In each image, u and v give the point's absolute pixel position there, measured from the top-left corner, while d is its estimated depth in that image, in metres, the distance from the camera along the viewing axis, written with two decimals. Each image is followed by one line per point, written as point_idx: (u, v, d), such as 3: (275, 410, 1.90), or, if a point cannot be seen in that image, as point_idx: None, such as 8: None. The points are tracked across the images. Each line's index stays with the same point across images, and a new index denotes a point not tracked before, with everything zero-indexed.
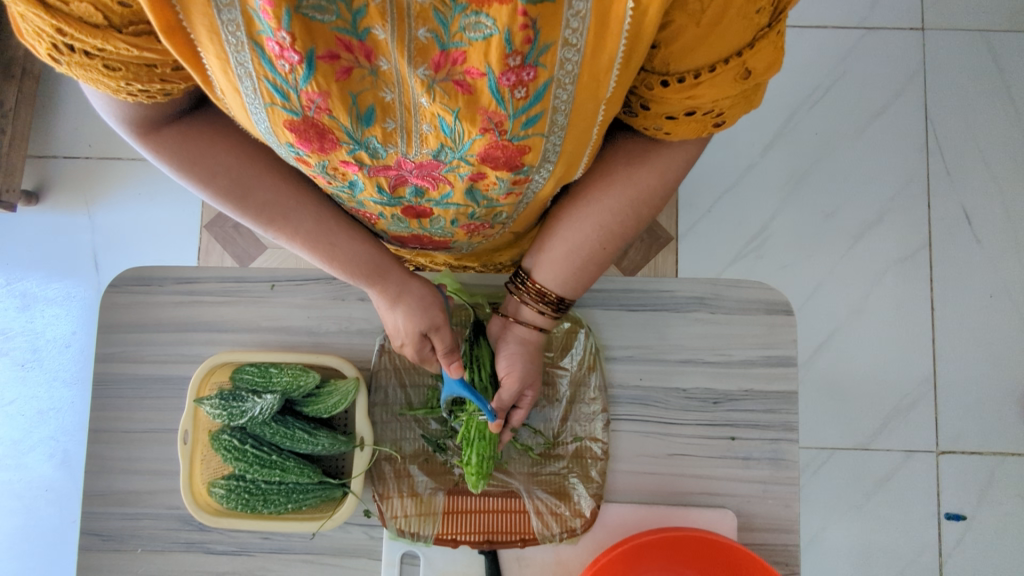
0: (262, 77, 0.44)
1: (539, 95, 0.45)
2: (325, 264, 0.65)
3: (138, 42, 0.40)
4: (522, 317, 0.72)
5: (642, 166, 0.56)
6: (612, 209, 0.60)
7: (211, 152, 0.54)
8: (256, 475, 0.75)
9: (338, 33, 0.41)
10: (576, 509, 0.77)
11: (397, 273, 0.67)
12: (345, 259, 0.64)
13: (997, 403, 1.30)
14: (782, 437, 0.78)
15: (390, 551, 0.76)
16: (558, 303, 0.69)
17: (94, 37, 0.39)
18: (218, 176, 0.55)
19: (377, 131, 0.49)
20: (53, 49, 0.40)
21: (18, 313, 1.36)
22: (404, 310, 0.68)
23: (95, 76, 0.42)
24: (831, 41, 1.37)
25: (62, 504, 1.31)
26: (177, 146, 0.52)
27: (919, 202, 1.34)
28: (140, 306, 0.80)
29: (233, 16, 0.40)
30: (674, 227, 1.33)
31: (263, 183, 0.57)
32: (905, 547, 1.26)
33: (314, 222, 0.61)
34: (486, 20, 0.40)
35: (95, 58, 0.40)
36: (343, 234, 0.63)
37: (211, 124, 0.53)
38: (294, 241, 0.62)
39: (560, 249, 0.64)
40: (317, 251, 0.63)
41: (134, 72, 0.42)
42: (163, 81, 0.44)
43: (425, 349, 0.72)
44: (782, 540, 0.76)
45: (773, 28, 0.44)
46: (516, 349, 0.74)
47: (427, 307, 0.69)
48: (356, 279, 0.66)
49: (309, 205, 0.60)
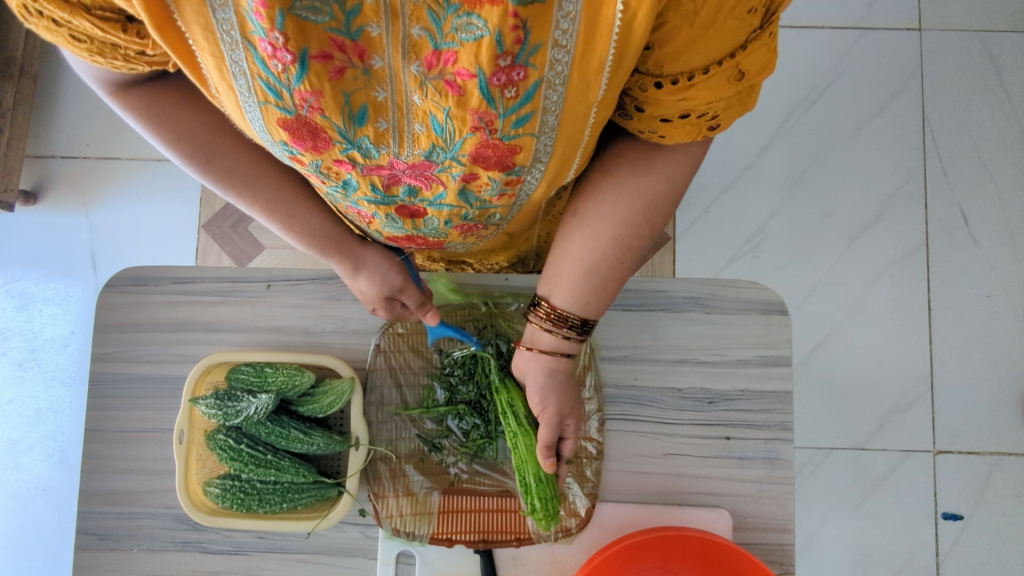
0: (256, 76, 0.44)
1: (529, 95, 0.45)
2: (282, 230, 0.66)
3: (104, 25, 0.40)
4: (543, 345, 0.69)
5: (650, 173, 0.56)
6: (625, 220, 0.59)
7: (179, 116, 0.54)
8: (252, 475, 0.75)
9: (332, 33, 0.41)
10: (571, 509, 0.78)
11: (353, 247, 0.69)
12: (301, 229, 0.65)
13: (995, 403, 1.30)
14: (778, 437, 0.78)
15: (386, 549, 0.76)
16: (581, 325, 0.66)
17: (62, 10, 0.39)
18: (182, 139, 0.55)
19: (369, 131, 0.49)
20: (22, 9, 0.39)
21: (16, 313, 1.36)
22: (367, 278, 0.71)
23: (61, 43, 0.42)
24: (829, 41, 1.37)
25: (59, 503, 1.31)
26: (145, 108, 0.52)
27: (916, 203, 1.34)
28: (137, 306, 0.80)
29: (227, 16, 0.40)
30: (671, 227, 1.34)
31: (229, 151, 0.58)
32: (902, 547, 1.27)
33: (274, 193, 0.62)
34: (477, 21, 0.40)
35: (62, 28, 0.41)
36: (301, 205, 0.64)
37: (182, 89, 0.53)
38: (252, 207, 0.63)
39: (576, 269, 0.62)
40: (272, 218, 0.64)
41: (98, 47, 0.43)
42: (128, 61, 0.45)
43: (396, 308, 0.75)
44: (777, 540, 0.77)
45: (764, 30, 0.45)
46: (552, 387, 0.70)
47: (385, 275, 0.71)
48: (312, 248, 0.68)
49: (272, 175, 0.61)
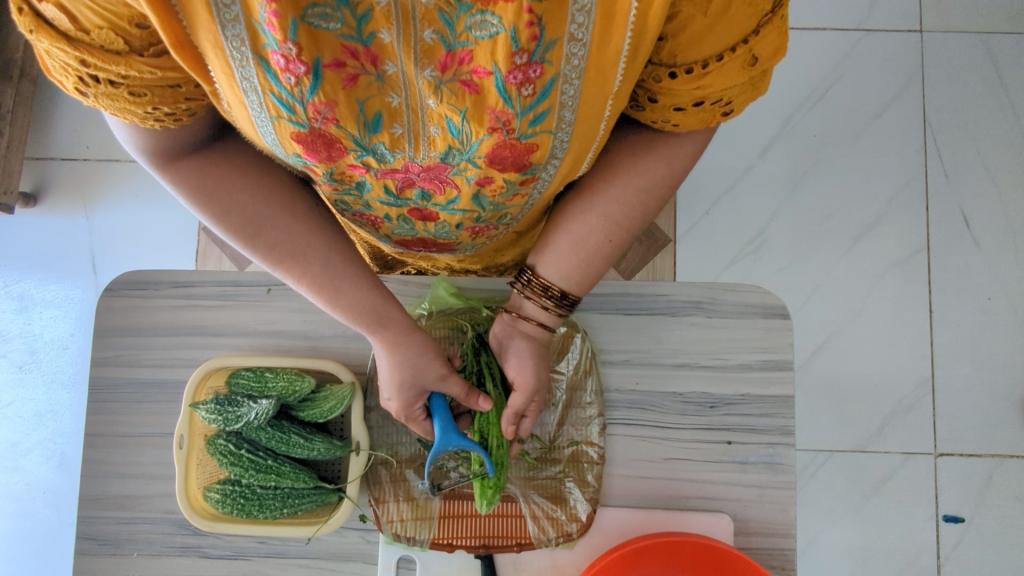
0: (268, 91, 0.44)
1: (546, 92, 0.45)
2: (330, 307, 0.62)
3: (160, 63, 0.41)
4: (525, 312, 0.69)
5: (649, 155, 0.56)
6: (618, 199, 0.60)
7: (226, 187, 0.54)
8: (252, 480, 0.75)
9: (344, 40, 0.41)
10: (571, 514, 0.76)
11: (399, 325, 0.64)
12: (349, 304, 0.61)
13: (996, 406, 1.30)
14: (779, 441, 0.78)
15: (386, 555, 0.77)
16: (562, 297, 0.66)
17: (117, 63, 0.40)
18: (232, 212, 0.55)
19: (384, 136, 0.49)
20: (79, 82, 0.41)
21: (16, 315, 1.36)
22: (398, 364, 0.65)
23: (123, 104, 0.43)
24: (830, 43, 1.37)
25: (59, 506, 1.31)
26: (194, 180, 0.53)
27: (917, 205, 1.34)
28: (136, 310, 0.80)
29: (238, 32, 0.40)
30: (672, 229, 1.33)
31: (277, 220, 0.57)
32: (903, 550, 1.26)
33: (322, 264, 0.59)
34: (492, 19, 0.40)
35: (120, 87, 0.42)
36: (349, 277, 0.60)
37: (228, 159, 0.54)
38: (300, 283, 0.60)
39: (565, 243, 0.63)
40: (321, 294, 0.61)
41: (158, 95, 0.43)
42: (188, 100, 0.45)
43: (414, 406, 0.70)
44: (779, 544, 0.76)
45: (776, 13, 0.44)
46: (525, 350, 0.69)
47: (422, 365, 0.66)
48: (358, 326, 0.63)
49: (319, 248, 0.59)
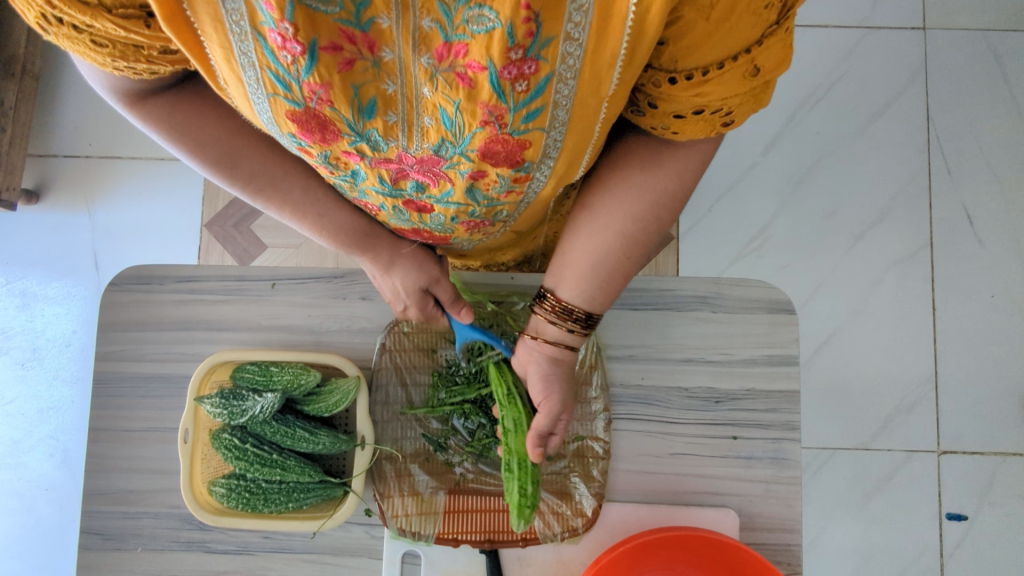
0: (264, 67, 0.44)
1: (540, 89, 0.45)
2: (314, 231, 0.65)
3: (126, 24, 0.40)
4: (547, 335, 0.68)
5: (657, 168, 0.56)
6: (633, 216, 0.59)
7: (198, 120, 0.54)
8: (257, 474, 0.75)
9: (342, 24, 0.40)
10: (577, 509, 0.76)
11: (387, 243, 0.68)
12: (334, 225, 0.64)
13: (999, 403, 1.30)
14: (785, 437, 0.77)
15: (391, 551, 0.76)
16: (586, 319, 0.66)
17: (84, 13, 0.39)
18: (208, 145, 0.55)
19: (377, 124, 0.48)
20: (41, 18, 0.39)
21: (19, 312, 1.36)
22: (400, 271, 0.70)
23: (83, 49, 0.42)
24: (832, 41, 1.37)
25: (62, 503, 1.31)
26: (166, 116, 0.52)
27: (920, 203, 1.34)
28: (139, 304, 0.80)
29: (237, 6, 0.40)
30: (674, 226, 1.33)
31: (257, 151, 0.58)
32: (905, 548, 1.26)
33: (303, 191, 0.61)
34: (489, 13, 0.39)
35: (83, 32, 0.40)
36: (332, 201, 0.63)
37: (200, 94, 0.53)
38: (282, 210, 0.62)
39: (582, 262, 0.63)
40: (305, 219, 0.63)
41: (120, 50, 0.42)
42: (150, 62, 0.44)
43: (427, 305, 0.73)
44: (785, 540, 0.76)
45: (781, 25, 0.44)
46: (550, 372, 0.69)
47: (422, 265, 0.70)
48: (346, 246, 0.66)
49: (299, 175, 0.61)
